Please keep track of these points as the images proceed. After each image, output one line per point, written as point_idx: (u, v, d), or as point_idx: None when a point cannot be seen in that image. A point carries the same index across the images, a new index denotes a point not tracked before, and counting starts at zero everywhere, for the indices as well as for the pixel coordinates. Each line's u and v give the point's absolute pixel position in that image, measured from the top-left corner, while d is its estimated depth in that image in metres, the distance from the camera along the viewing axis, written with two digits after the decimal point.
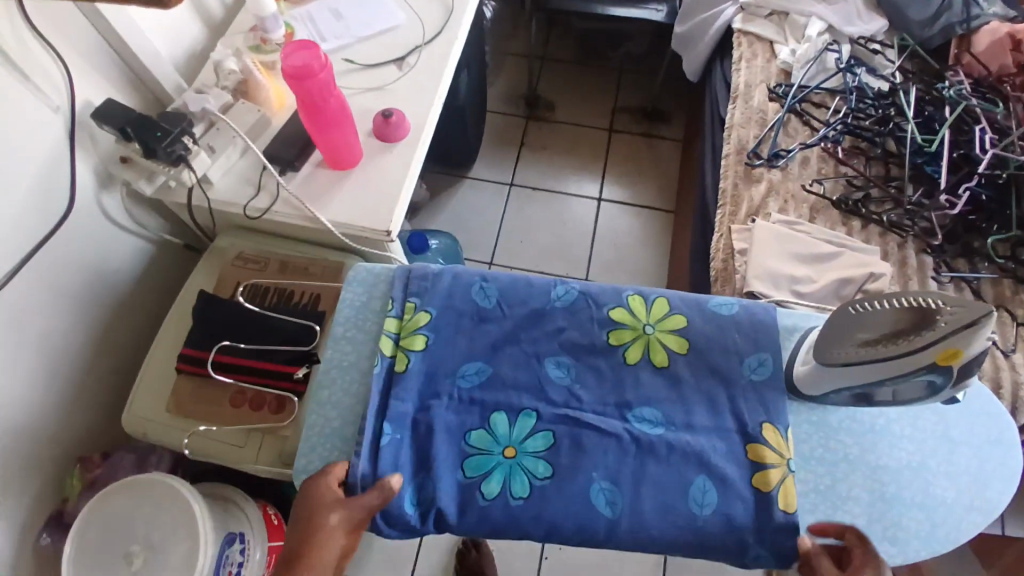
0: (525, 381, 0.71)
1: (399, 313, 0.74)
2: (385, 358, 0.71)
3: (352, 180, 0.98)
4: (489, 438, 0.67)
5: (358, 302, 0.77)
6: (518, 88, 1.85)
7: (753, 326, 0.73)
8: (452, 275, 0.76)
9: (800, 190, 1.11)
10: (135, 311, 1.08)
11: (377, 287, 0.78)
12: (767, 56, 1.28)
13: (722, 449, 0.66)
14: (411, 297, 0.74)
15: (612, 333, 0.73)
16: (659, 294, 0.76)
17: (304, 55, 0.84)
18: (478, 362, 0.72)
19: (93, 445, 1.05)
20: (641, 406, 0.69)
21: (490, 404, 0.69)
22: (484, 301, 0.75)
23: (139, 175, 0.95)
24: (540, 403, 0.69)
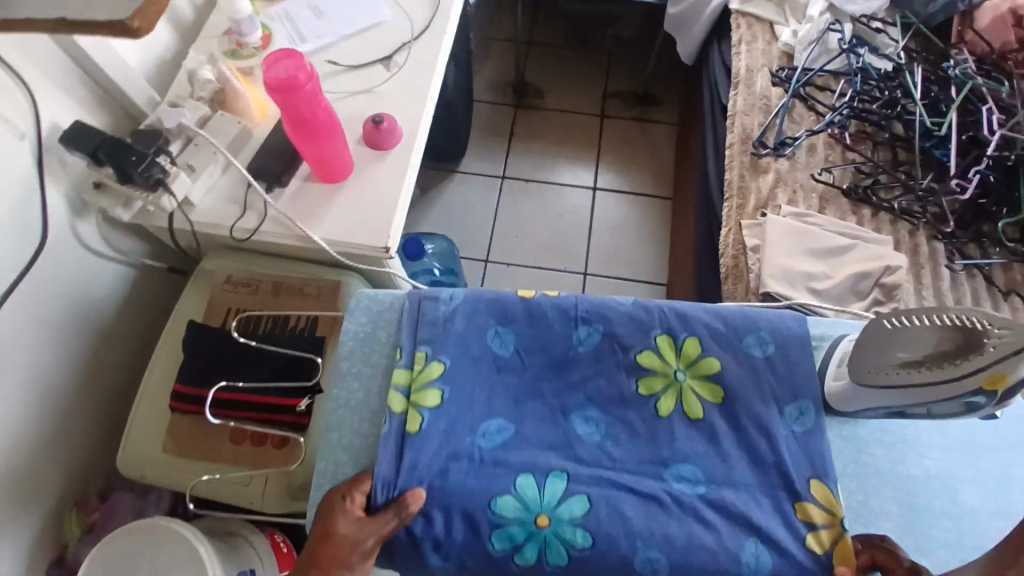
0: (551, 438, 0.68)
1: (409, 363, 0.70)
2: (396, 417, 0.66)
3: (345, 194, 0.93)
4: (519, 506, 0.63)
5: (361, 330, 0.74)
6: (504, 75, 1.78)
7: (792, 369, 0.69)
8: (466, 319, 0.73)
9: (809, 179, 1.08)
10: (121, 340, 1.02)
11: (387, 336, 0.74)
12: (767, 37, 1.23)
13: (768, 509, 0.63)
14: (421, 346, 0.70)
15: (642, 380, 0.70)
16: (690, 333, 0.72)
17: (287, 64, 0.77)
18: (500, 419, 0.69)
19: (86, 484, 1.00)
20: (679, 462, 0.66)
21: (516, 466, 0.65)
22: (502, 350, 0.73)
23: (114, 201, 0.89)
24: (571, 464, 0.65)
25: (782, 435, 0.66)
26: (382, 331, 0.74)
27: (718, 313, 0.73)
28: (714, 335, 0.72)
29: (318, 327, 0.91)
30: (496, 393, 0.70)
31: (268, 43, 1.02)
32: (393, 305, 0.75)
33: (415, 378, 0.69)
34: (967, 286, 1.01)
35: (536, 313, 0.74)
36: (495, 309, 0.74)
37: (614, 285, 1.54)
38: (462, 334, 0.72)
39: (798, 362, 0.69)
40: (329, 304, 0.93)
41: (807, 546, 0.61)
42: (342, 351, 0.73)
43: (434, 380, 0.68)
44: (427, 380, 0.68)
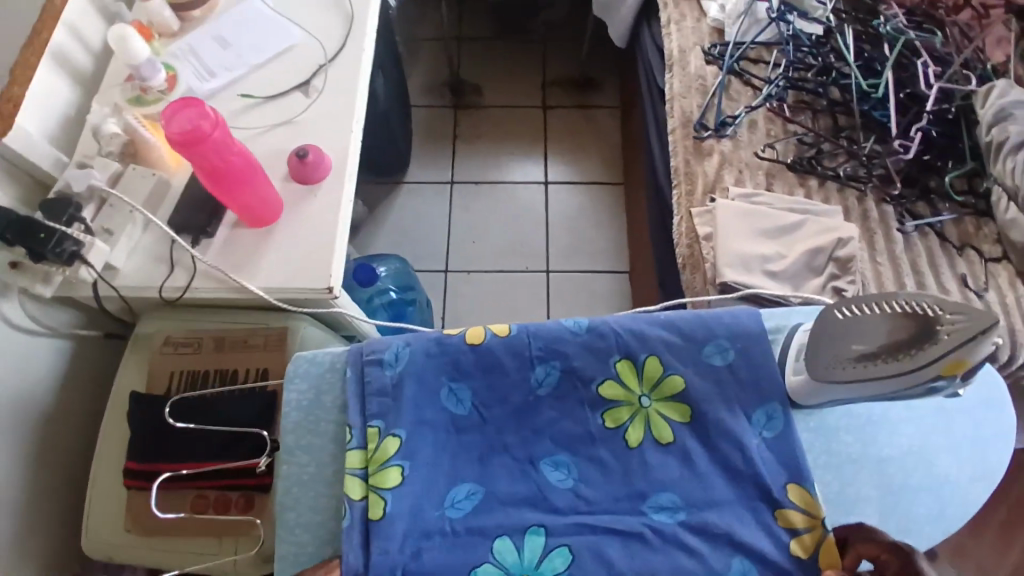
0: (524, 491, 0.63)
1: (362, 443, 0.64)
2: (356, 504, 0.61)
3: (278, 237, 0.88)
4: (498, 572, 0.59)
5: (304, 399, 0.68)
6: (439, 76, 1.73)
7: (753, 372, 0.67)
8: (414, 376, 0.67)
9: (753, 157, 1.06)
10: (67, 418, 0.97)
11: (332, 409, 0.68)
12: (695, 14, 1.21)
13: (753, 523, 0.61)
14: (371, 422, 0.65)
15: (607, 413, 0.66)
16: (648, 351, 0.68)
17: (188, 114, 0.73)
18: (469, 482, 0.64)
19: (52, 572, 0.95)
20: (656, 492, 0.63)
21: (491, 529, 0.61)
22: (459, 407, 0.67)
23: (32, 278, 0.82)
24: (546, 515, 0.62)
25: (754, 446, 0.64)
26: (328, 396, 0.69)
27: (676, 324, 0.69)
28: (673, 350, 0.68)
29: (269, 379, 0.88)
30: (457, 449, 0.66)
31: (174, 85, 0.96)
32: (334, 365, 0.70)
33: (372, 458, 0.63)
34: (921, 246, 1.01)
35: (488, 357, 0.68)
36: (443, 355, 0.68)
37: (577, 279, 1.51)
38: (410, 392, 0.66)
39: (759, 362, 0.67)
40: (278, 352, 0.89)
41: (790, 552, 0.60)
42: (288, 432, 0.67)
43: (394, 455, 0.63)
44: (386, 459, 0.63)
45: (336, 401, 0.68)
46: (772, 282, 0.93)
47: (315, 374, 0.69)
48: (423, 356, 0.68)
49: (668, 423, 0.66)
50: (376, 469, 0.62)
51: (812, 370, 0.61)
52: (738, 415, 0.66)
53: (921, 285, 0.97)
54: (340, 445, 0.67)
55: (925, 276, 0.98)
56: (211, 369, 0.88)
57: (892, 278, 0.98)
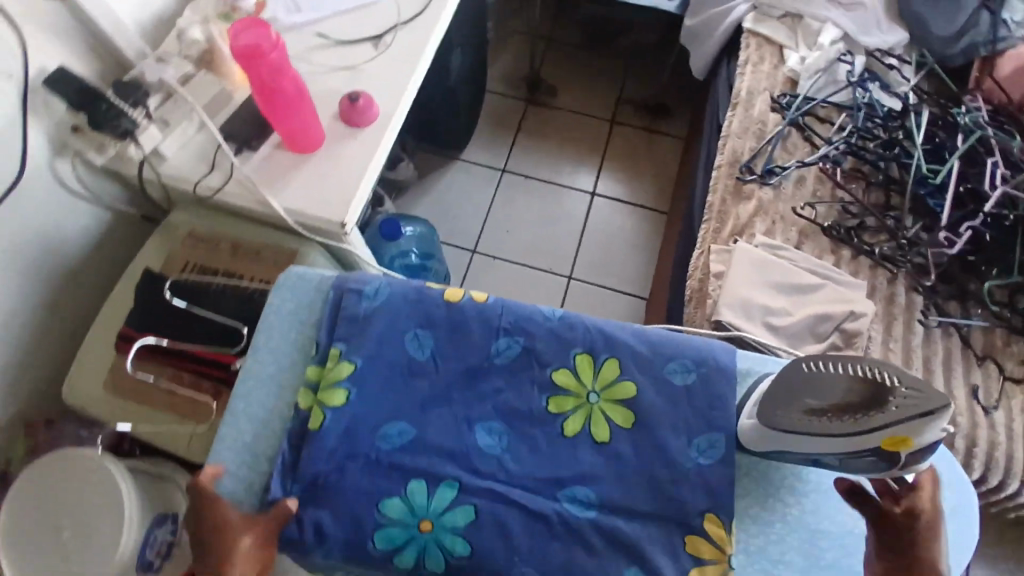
0: (452, 445, 0.66)
1: (321, 360, 0.70)
2: (302, 412, 0.67)
3: (310, 166, 0.94)
4: (405, 508, 0.63)
5: (286, 307, 0.74)
6: (520, 68, 1.77)
7: (710, 402, 0.67)
8: (386, 314, 0.71)
9: (791, 212, 1.04)
10: (90, 281, 1.05)
11: (307, 323, 0.73)
12: (774, 61, 1.21)
13: (659, 541, 0.62)
14: (335, 343, 0.70)
15: (552, 399, 0.68)
16: (611, 354, 0.70)
17: (254, 32, 0.78)
18: (404, 421, 0.67)
19: (40, 413, 1.04)
20: (577, 484, 0.64)
21: (411, 469, 0.65)
22: (418, 353, 0.70)
23: (90, 144, 0.91)
24: (464, 472, 0.65)
25: (684, 469, 0.64)
26: (305, 311, 0.74)
27: (644, 336, 0.71)
28: (635, 359, 0.69)
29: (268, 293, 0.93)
30: (406, 390, 0.68)
31: (261, 10, 1.03)
32: (320, 287, 0.75)
33: (326, 374, 0.68)
34: (941, 345, 0.97)
35: (458, 317, 0.72)
36: (420, 302, 0.73)
37: (596, 293, 1.52)
38: (378, 326, 0.70)
39: (717, 393, 0.67)
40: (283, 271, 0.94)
41: None
42: (263, 331, 0.73)
43: (345, 377, 0.68)
44: (337, 378, 0.67)
45: (313, 318, 0.74)
46: (769, 335, 0.91)
47: (302, 288, 0.75)
48: (401, 299, 0.72)
49: (607, 423, 0.67)
50: (327, 384, 0.68)
51: (762, 414, 0.61)
52: (680, 436, 0.66)
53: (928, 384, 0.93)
54: (302, 356, 0.72)
55: (935, 375, 0.94)
56: (220, 269, 0.94)
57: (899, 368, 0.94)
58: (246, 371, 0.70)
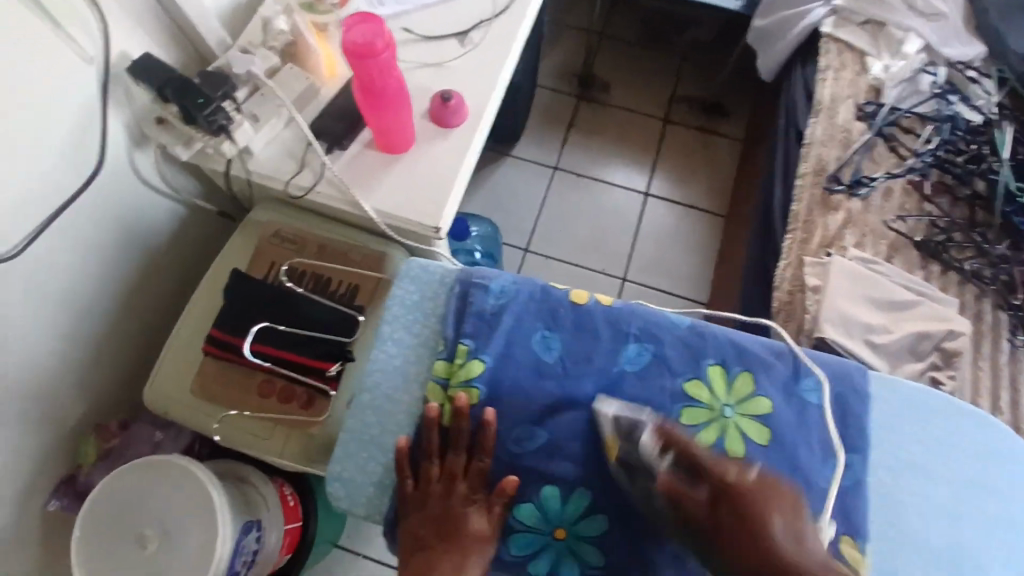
0: (585, 452, 0.66)
1: (450, 355, 0.70)
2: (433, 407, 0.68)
3: (402, 166, 0.91)
4: (538, 515, 0.65)
5: (410, 299, 0.74)
6: (572, 64, 1.75)
7: (843, 418, 0.71)
8: (513, 314, 0.72)
9: (881, 225, 1.03)
10: (160, 277, 1.03)
11: (430, 317, 0.73)
12: (856, 68, 1.19)
13: None
14: (464, 339, 0.70)
15: (686, 410, 0.67)
16: (744, 367, 0.70)
17: (366, 28, 0.74)
18: (535, 424, 0.67)
19: (109, 411, 1.02)
20: None
21: (545, 475, 0.66)
22: (547, 355, 0.70)
23: (175, 137, 0.86)
24: (597, 479, 0.65)
25: (817, 484, 0.66)
26: (429, 304, 0.74)
27: (773, 349, 0.72)
28: (768, 371, 0.70)
29: (357, 296, 0.91)
30: (538, 396, 0.68)
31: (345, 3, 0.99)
32: (443, 279, 0.75)
33: (457, 372, 0.69)
34: None
35: (586, 319, 0.72)
36: (547, 305, 0.73)
37: (651, 296, 1.50)
38: (507, 326, 0.71)
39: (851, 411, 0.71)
40: (371, 273, 0.92)
41: None
42: (388, 323, 0.73)
43: (474, 377, 0.68)
44: (466, 378, 0.68)
45: (436, 310, 0.74)
46: (868, 352, 0.90)
47: (424, 281, 0.75)
48: (529, 300, 0.73)
49: (745, 440, 0.66)
50: (457, 383, 0.68)
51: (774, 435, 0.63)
52: (812, 452, 0.67)
53: (1018, 403, 0.93)
54: (426, 351, 0.72)
55: None
56: (308, 270, 0.92)
57: (988, 386, 0.94)
58: (372, 363, 0.71)
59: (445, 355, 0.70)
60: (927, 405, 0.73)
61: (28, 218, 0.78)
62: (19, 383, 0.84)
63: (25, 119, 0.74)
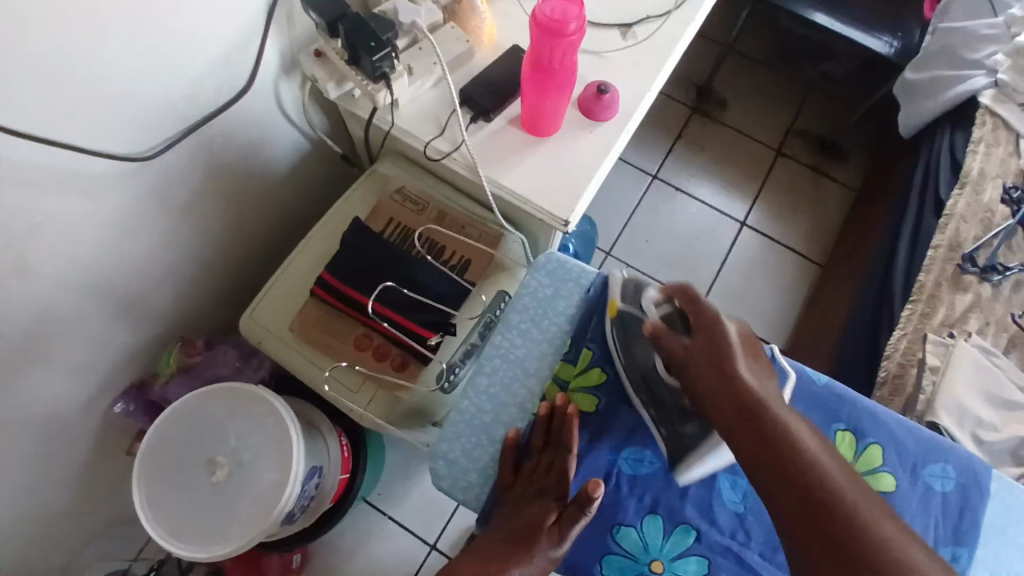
0: (694, 489, 0.66)
1: (575, 359, 0.71)
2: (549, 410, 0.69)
3: (544, 150, 0.88)
4: (628, 561, 0.63)
5: (543, 293, 0.75)
6: (693, 73, 1.69)
7: (960, 512, 0.67)
8: None
9: (1007, 316, 0.98)
10: (269, 206, 1.02)
11: (560, 315, 0.74)
12: (1009, 148, 1.14)
13: None
14: (590, 345, 0.71)
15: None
16: (876, 440, 0.69)
17: (560, 5, 0.72)
18: (649, 450, 0.68)
19: (195, 326, 1.03)
20: None
21: (649, 502, 0.65)
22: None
23: (330, 75, 0.85)
24: (704, 522, 0.65)
25: None
26: (560, 302, 0.75)
27: (909, 429, 0.70)
28: (899, 448, 0.69)
29: (468, 271, 0.89)
30: None
31: None
32: (580, 281, 0.75)
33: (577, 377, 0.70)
34: None
35: None
36: None
37: None
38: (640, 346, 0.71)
39: (972, 499, 0.67)
40: (486, 250, 0.89)
41: None
42: (516, 312, 0.74)
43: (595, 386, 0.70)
44: (586, 384, 0.70)
45: (568, 309, 0.74)
46: (975, 447, 0.87)
47: (559, 277, 0.76)
48: None
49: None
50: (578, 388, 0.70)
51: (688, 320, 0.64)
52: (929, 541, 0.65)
53: None
54: (550, 349, 0.73)
55: None
56: (424, 234, 0.90)
57: None
58: (496, 349, 0.72)
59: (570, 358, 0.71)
60: None
61: (172, 123, 0.77)
62: (125, 282, 0.84)
63: (198, 26, 0.73)
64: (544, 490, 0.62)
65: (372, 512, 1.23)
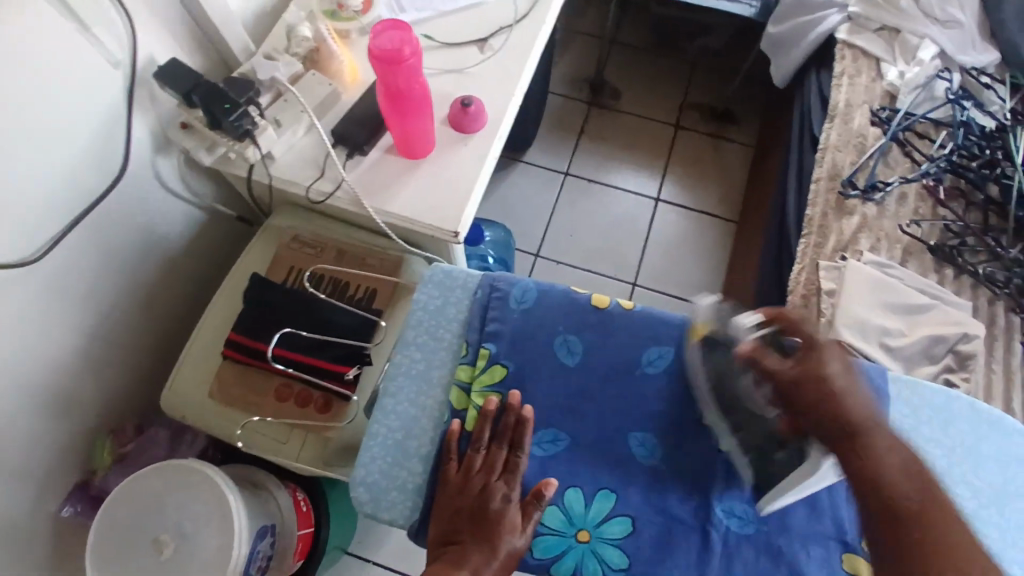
0: (610, 454, 0.71)
1: (472, 360, 0.73)
2: (457, 411, 0.71)
3: (424, 171, 0.91)
4: (562, 517, 0.68)
5: (432, 302, 0.77)
6: (583, 71, 1.76)
7: None
8: (537, 321, 0.75)
9: (895, 230, 1.04)
10: (177, 280, 1.04)
11: (452, 320, 0.76)
12: (871, 74, 1.20)
13: (817, 555, 0.66)
14: (485, 344, 0.73)
15: (705, 411, 0.72)
16: None
17: (393, 36, 0.75)
18: (557, 428, 0.72)
19: (127, 411, 1.03)
20: (732, 498, 0.69)
21: (564, 480, 0.70)
22: (568, 358, 0.74)
23: (199, 142, 0.88)
24: (620, 484, 0.70)
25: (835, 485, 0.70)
26: (451, 307, 0.77)
27: None
28: None
29: (375, 300, 0.91)
30: (561, 406, 0.72)
31: (368, 9, 1.01)
32: (466, 284, 0.78)
33: (479, 378, 0.72)
34: None
35: (609, 323, 0.75)
36: (576, 312, 0.76)
37: (662, 301, 1.50)
38: (536, 335, 0.74)
39: None
40: (390, 277, 0.92)
41: None
42: (411, 326, 0.76)
43: (495, 382, 0.72)
44: (488, 384, 0.71)
45: (459, 313, 0.76)
46: (883, 356, 0.92)
47: (447, 285, 0.78)
48: (558, 307, 0.76)
49: None
50: (480, 386, 0.71)
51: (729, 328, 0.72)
52: None
53: None
54: (449, 355, 0.74)
55: None
56: (326, 274, 0.92)
57: (1003, 391, 0.94)
58: (397, 367, 0.73)
59: (468, 361, 0.73)
60: (955, 409, 0.74)
61: (52, 219, 0.79)
62: (43, 384, 0.85)
63: (55, 124, 0.75)
64: (486, 487, 0.65)
65: (353, 560, 1.23)
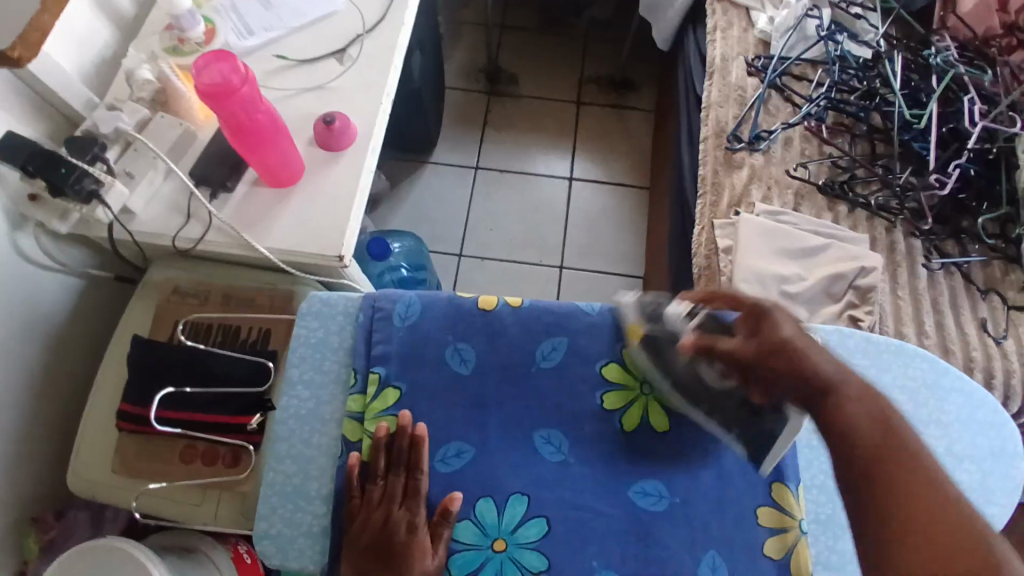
0: (517, 458, 0.68)
1: (363, 388, 0.71)
2: (353, 444, 0.69)
3: (297, 198, 0.87)
4: (476, 530, 0.65)
5: (313, 335, 0.74)
6: (475, 61, 1.72)
7: None
8: (423, 335, 0.73)
9: (784, 175, 1.05)
10: (68, 353, 0.99)
11: (338, 350, 0.74)
12: (743, 25, 1.20)
13: (732, 519, 0.66)
14: (373, 369, 0.71)
15: (607, 395, 0.71)
16: None
17: (220, 67, 0.72)
18: (460, 441, 0.69)
19: (41, 499, 0.97)
20: (643, 479, 0.68)
21: (476, 491, 0.67)
22: (462, 367, 0.72)
23: (51, 213, 0.85)
24: (531, 486, 0.67)
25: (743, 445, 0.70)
26: (337, 337, 0.75)
27: None
28: None
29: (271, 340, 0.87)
30: (461, 420, 0.70)
31: (211, 38, 0.97)
32: (346, 310, 0.75)
33: (373, 406, 0.69)
34: (945, 285, 0.98)
35: (497, 324, 0.73)
36: (462, 318, 0.74)
37: (591, 278, 1.50)
38: (425, 350, 0.72)
39: None
40: (283, 313, 0.88)
41: (766, 552, 0.65)
42: (296, 364, 0.73)
43: (387, 407, 0.69)
44: (380, 410, 0.69)
45: (344, 342, 0.74)
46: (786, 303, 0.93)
47: (328, 315, 0.75)
48: (444, 317, 0.74)
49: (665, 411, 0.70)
50: (375, 412, 0.69)
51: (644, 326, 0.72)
52: None
53: (940, 324, 0.94)
54: (340, 388, 0.72)
55: (943, 315, 0.95)
56: (216, 322, 0.88)
57: (912, 315, 0.95)
58: (285, 411, 0.71)
59: (359, 390, 0.71)
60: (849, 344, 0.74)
61: None
62: None
63: None
64: (389, 519, 0.64)
65: None
